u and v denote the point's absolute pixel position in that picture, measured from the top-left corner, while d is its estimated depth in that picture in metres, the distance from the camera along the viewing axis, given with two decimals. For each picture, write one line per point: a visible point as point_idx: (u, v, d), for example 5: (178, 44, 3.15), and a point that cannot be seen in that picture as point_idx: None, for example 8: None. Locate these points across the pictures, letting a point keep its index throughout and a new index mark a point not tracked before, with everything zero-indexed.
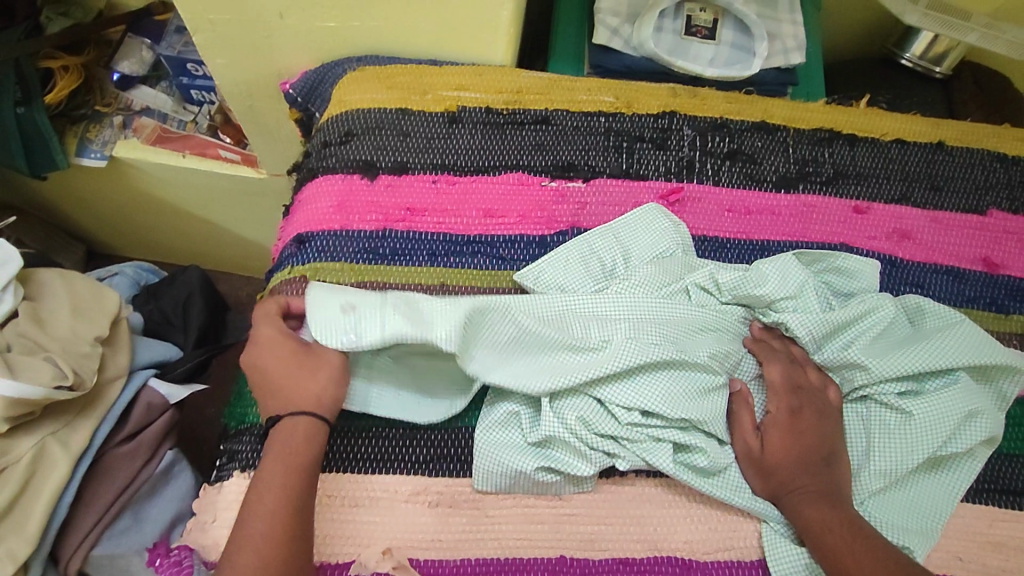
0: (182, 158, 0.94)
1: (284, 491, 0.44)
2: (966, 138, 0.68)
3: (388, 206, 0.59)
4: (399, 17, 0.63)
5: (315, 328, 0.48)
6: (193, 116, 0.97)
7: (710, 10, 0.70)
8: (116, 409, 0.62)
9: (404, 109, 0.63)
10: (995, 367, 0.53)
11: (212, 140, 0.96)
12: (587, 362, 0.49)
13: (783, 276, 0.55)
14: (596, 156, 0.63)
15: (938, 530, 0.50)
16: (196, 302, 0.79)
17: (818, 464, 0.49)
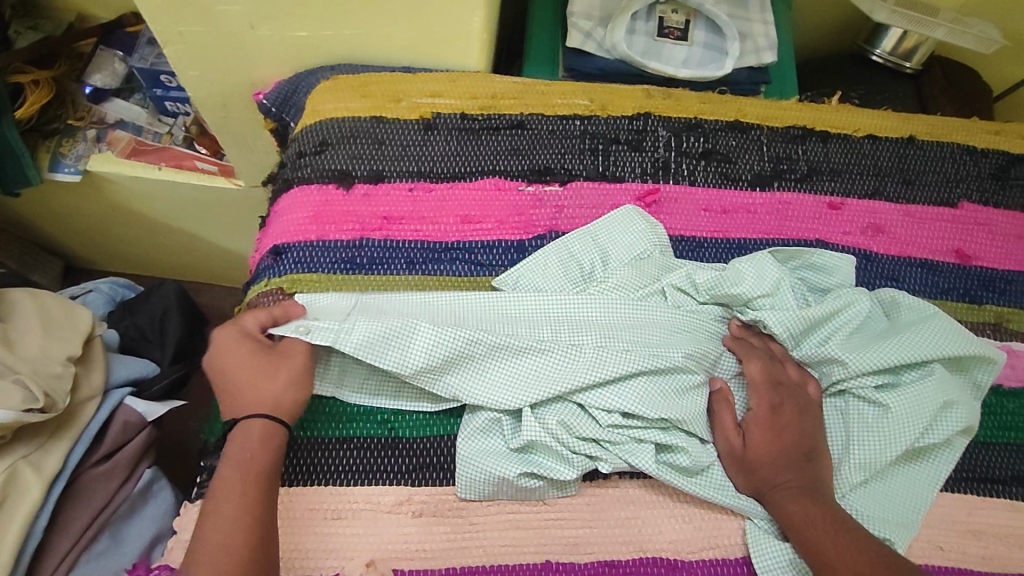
0: (157, 170, 0.93)
1: (248, 504, 0.44)
2: (935, 133, 0.69)
3: (365, 215, 0.59)
4: (372, 25, 0.63)
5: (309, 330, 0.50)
6: (169, 128, 0.96)
7: (682, 11, 0.71)
8: (91, 428, 0.61)
9: (379, 117, 0.63)
10: (971, 357, 0.54)
11: (188, 152, 0.95)
12: (563, 367, 0.49)
13: (760, 273, 0.55)
14: (572, 159, 0.64)
15: (919, 520, 0.51)
16: (173, 317, 0.78)
17: (799, 459, 0.50)
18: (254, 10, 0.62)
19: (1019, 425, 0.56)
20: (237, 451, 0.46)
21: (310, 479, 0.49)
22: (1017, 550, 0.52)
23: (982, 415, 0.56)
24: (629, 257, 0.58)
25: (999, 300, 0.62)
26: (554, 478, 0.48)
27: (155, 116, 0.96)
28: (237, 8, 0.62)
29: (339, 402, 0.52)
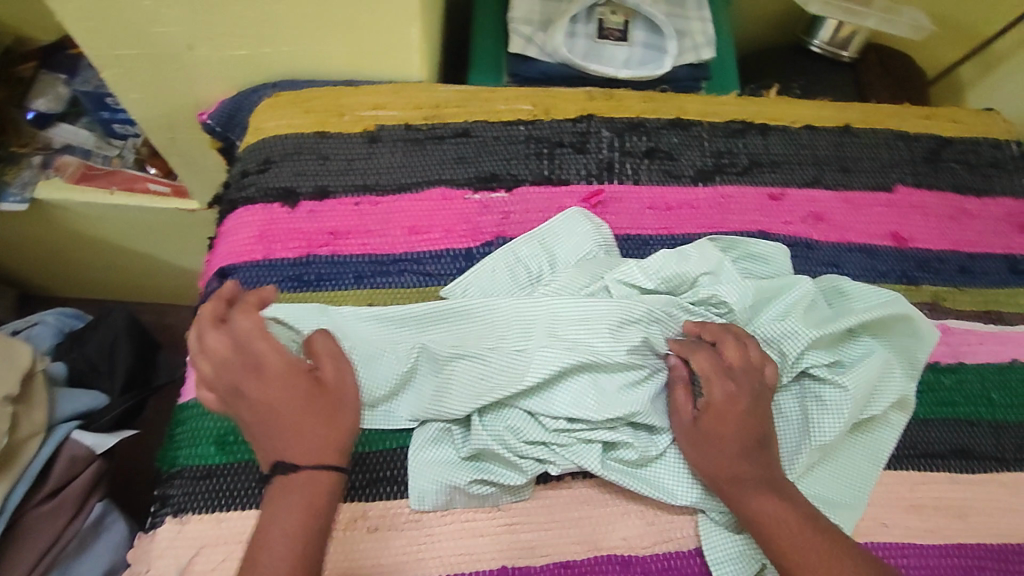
0: (108, 195, 0.91)
1: (302, 555, 0.41)
2: (872, 120, 0.71)
3: (310, 231, 0.59)
4: (310, 40, 0.62)
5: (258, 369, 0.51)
6: (118, 151, 0.95)
7: (621, 12, 0.72)
8: (33, 467, 0.61)
9: (322, 132, 0.63)
10: (900, 324, 0.57)
11: (139, 173, 0.94)
12: (508, 376, 0.50)
13: (704, 254, 0.57)
14: (517, 164, 0.64)
15: (864, 500, 0.53)
16: (123, 347, 0.78)
17: (754, 449, 0.49)
18: (191, 30, 0.61)
19: (956, 400, 0.59)
20: (296, 499, 0.43)
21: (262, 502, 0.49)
22: (958, 520, 0.54)
23: (920, 393, 0.59)
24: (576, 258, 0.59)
25: (935, 280, 0.64)
26: (502, 484, 0.50)
27: (104, 139, 0.95)
28: (173, 30, 0.61)
29: None
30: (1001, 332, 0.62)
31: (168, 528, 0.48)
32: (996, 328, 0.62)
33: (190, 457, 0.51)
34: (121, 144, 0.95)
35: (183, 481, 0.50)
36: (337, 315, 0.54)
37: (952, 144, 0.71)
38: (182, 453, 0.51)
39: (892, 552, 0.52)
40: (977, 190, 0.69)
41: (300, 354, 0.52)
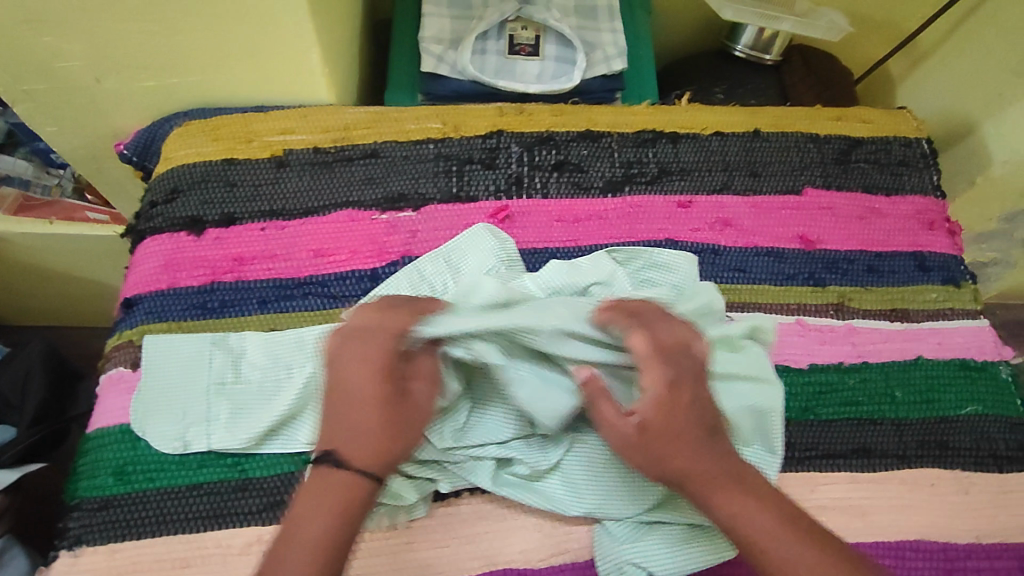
0: (48, 224, 0.88)
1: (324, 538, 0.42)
2: (781, 124, 0.72)
3: (216, 258, 0.60)
4: (215, 69, 0.62)
5: (151, 432, 0.53)
6: (58, 180, 0.95)
7: (532, 27, 0.72)
8: None
9: (229, 159, 0.63)
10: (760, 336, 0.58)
11: (78, 202, 0.93)
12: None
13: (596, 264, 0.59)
14: (425, 183, 0.65)
15: None
16: (36, 379, 0.77)
17: (705, 435, 0.47)
18: (94, 65, 0.60)
19: (859, 400, 0.60)
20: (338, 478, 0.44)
21: (160, 530, 0.51)
22: (855, 519, 0.56)
23: (825, 395, 0.60)
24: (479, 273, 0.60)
25: (842, 281, 0.65)
26: (398, 504, 0.51)
27: (43, 169, 0.96)
28: (76, 65, 0.60)
29: (185, 451, 0.53)
30: (906, 330, 0.64)
31: (64, 561, 0.50)
32: (901, 326, 0.64)
33: (88, 489, 0.52)
34: (62, 174, 0.95)
35: (81, 514, 0.51)
36: (229, 343, 0.56)
37: (863, 144, 0.71)
38: (82, 484, 0.52)
39: None
40: (887, 189, 0.70)
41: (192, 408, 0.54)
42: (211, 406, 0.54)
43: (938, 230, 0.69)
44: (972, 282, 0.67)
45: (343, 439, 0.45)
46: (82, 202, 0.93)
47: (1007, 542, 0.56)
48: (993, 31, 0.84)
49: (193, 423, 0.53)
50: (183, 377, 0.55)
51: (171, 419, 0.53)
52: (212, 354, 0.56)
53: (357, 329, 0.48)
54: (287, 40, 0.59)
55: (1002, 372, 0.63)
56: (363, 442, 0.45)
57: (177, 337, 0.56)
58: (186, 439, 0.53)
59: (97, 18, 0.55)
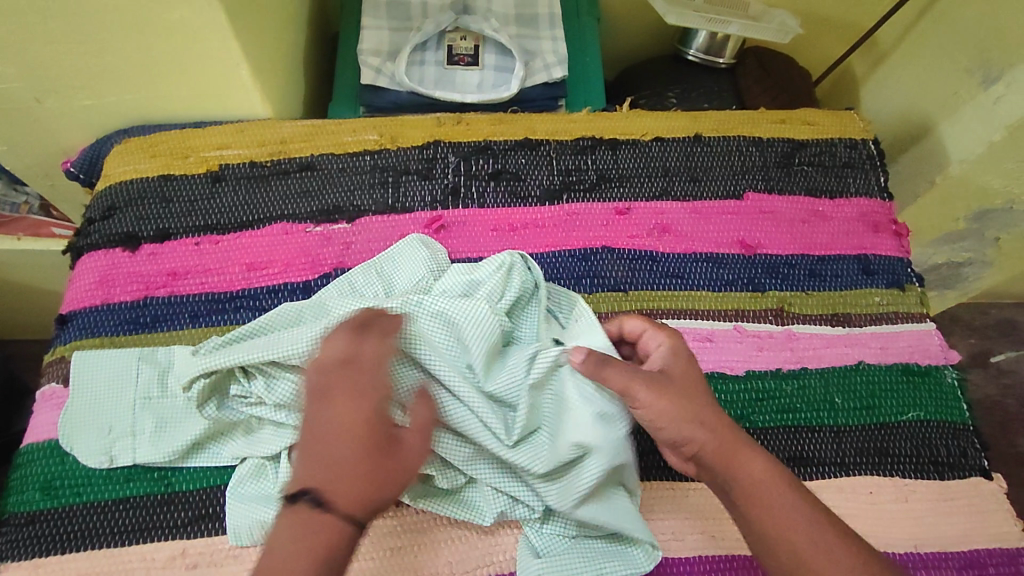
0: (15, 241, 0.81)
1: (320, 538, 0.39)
2: (723, 127, 0.71)
3: (150, 273, 0.60)
4: (151, 85, 0.64)
5: (77, 447, 0.52)
6: (25, 198, 0.88)
7: (471, 38, 0.75)
8: None
9: (166, 175, 0.64)
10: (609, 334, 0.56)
11: (46, 218, 0.88)
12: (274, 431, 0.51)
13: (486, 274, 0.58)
14: (361, 194, 0.65)
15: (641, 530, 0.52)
16: None
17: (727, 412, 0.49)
18: (33, 85, 0.62)
19: (797, 407, 0.59)
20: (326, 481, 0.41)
21: (85, 545, 0.50)
22: None
23: (761, 403, 0.58)
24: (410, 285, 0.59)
25: (783, 286, 0.64)
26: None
27: (10, 185, 0.88)
28: (15, 86, 0.62)
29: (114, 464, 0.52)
30: (848, 334, 0.62)
31: None
32: (843, 331, 0.63)
33: (17, 503, 0.51)
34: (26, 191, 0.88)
35: (10, 529, 0.50)
36: (158, 356, 0.56)
37: (806, 147, 0.71)
38: (11, 500, 0.51)
39: (718, 565, 0.52)
40: (830, 191, 0.69)
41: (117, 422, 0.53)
42: (138, 418, 0.53)
43: (884, 232, 0.68)
44: (917, 285, 0.66)
45: (322, 473, 0.40)
46: (49, 218, 0.87)
47: (948, 551, 0.54)
48: (946, 30, 0.83)
49: (118, 437, 0.53)
50: (111, 391, 0.54)
51: (98, 434, 0.53)
52: (137, 368, 0.55)
53: (360, 352, 0.45)
54: (215, 53, 0.60)
55: (948, 377, 0.62)
56: (365, 486, 0.40)
57: (107, 351, 0.56)
58: (111, 452, 0.52)
59: (27, 39, 0.57)
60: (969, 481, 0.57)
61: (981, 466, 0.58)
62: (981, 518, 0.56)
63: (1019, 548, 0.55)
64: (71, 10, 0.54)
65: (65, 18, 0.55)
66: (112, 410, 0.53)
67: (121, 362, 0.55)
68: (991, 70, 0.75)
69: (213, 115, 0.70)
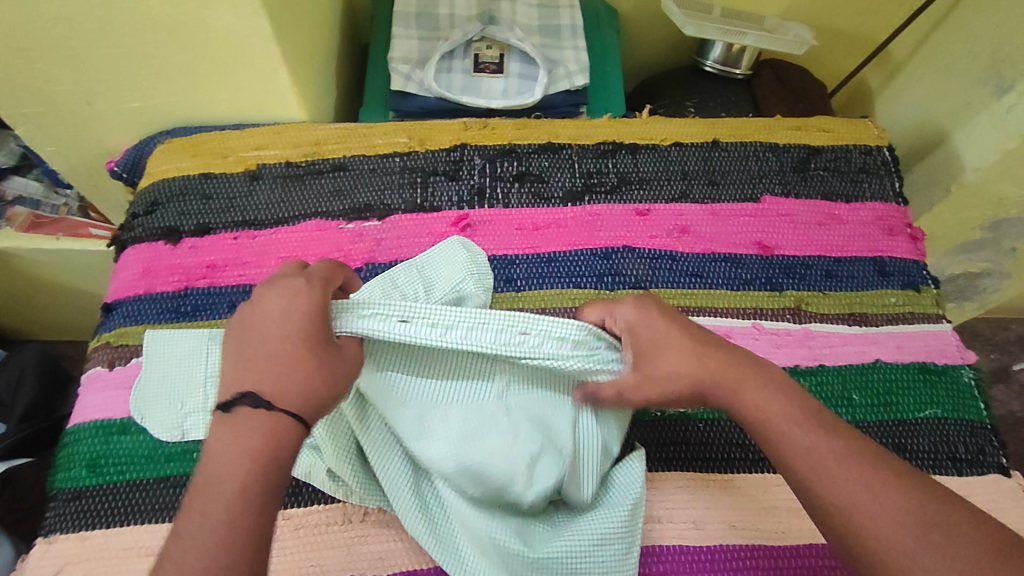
0: (56, 241, 0.85)
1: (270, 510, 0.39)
2: (739, 134, 0.73)
3: (190, 265, 0.63)
4: (193, 88, 0.68)
5: (150, 423, 0.55)
6: (66, 201, 0.91)
7: (496, 47, 0.78)
8: None
9: (207, 174, 0.68)
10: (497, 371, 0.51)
11: (84, 220, 0.89)
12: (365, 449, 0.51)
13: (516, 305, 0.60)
14: (391, 193, 0.68)
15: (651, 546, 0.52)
16: (28, 379, 0.83)
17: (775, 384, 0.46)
18: (86, 88, 0.66)
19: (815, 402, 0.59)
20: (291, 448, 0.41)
21: (127, 520, 0.51)
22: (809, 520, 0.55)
23: None
24: (450, 289, 0.61)
25: (800, 285, 0.66)
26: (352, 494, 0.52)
27: (52, 189, 0.92)
28: (68, 88, 0.66)
29: (158, 445, 0.54)
30: (864, 333, 0.64)
31: (38, 549, 0.51)
32: (859, 330, 0.64)
33: (65, 479, 0.53)
34: (69, 194, 0.91)
35: (57, 504, 0.52)
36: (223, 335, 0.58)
37: (822, 153, 0.73)
38: (59, 476, 0.54)
39: (738, 554, 0.53)
40: (846, 196, 0.71)
41: (188, 401, 0.55)
42: (208, 395, 0.55)
43: (899, 235, 0.70)
44: (933, 286, 0.67)
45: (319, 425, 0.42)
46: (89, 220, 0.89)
47: None
48: (959, 42, 0.85)
49: (188, 412, 0.55)
50: (176, 370, 0.56)
51: (169, 411, 0.55)
52: (207, 347, 0.57)
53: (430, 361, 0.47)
54: (255, 56, 0.64)
55: (965, 376, 0.63)
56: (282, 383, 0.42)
57: (177, 331, 0.58)
58: (184, 427, 0.54)
59: (83, 43, 0.60)
60: (987, 477, 0.58)
61: (999, 463, 0.59)
62: (999, 515, 0.56)
63: None
64: (126, 14, 0.58)
65: (119, 22, 0.59)
66: (178, 390, 0.55)
67: (190, 341, 0.57)
68: (1004, 80, 0.76)
69: (250, 118, 0.74)
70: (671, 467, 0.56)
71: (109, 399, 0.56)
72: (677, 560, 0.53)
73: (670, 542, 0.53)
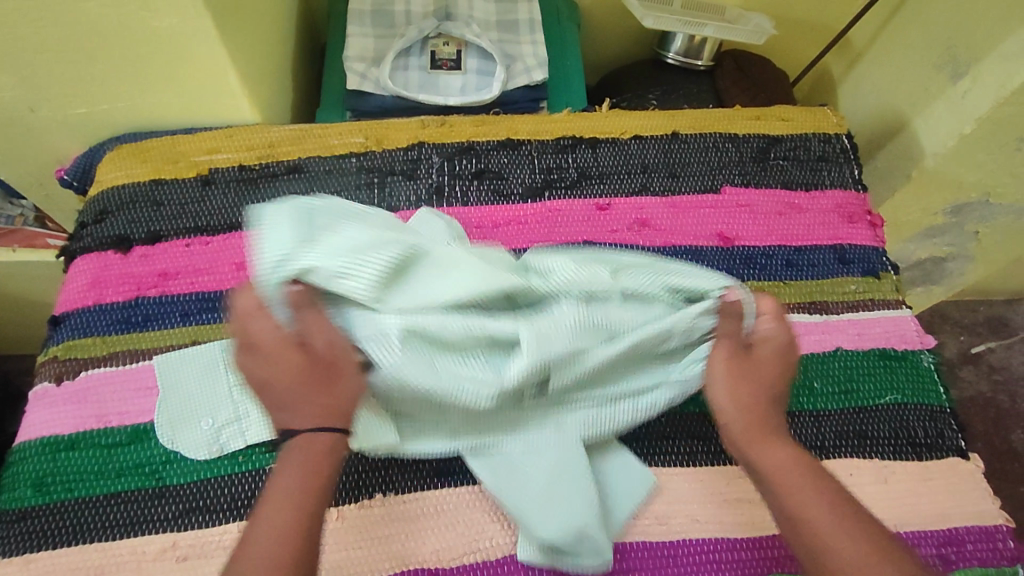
0: (11, 254, 0.82)
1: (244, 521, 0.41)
2: (699, 125, 0.73)
3: (142, 274, 0.62)
4: (140, 92, 0.66)
5: (180, 446, 0.54)
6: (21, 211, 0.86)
7: (453, 43, 0.77)
8: None
9: (157, 180, 0.66)
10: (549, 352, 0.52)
11: (40, 231, 0.86)
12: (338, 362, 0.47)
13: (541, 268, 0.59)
14: (348, 194, 0.66)
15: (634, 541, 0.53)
16: None
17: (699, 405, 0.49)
18: (26, 94, 0.64)
19: None
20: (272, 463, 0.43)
21: (75, 540, 0.50)
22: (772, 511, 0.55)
23: None
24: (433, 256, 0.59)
25: (760, 276, 0.66)
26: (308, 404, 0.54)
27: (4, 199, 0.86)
28: (8, 95, 0.64)
29: (108, 460, 0.53)
30: (825, 321, 0.64)
31: None
32: (821, 319, 0.64)
33: (10, 500, 0.52)
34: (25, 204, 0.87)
35: (2, 526, 0.51)
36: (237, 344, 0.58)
37: (781, 143, 0.73)
38: (3, 497, 0.52)
39: (701, 548, 0.53)
40: (806, 184, 0.71)
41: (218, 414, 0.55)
42: (238, 405, 0.55)
43: (859, 223, 0.70)
44: (892, 272, 0.68)
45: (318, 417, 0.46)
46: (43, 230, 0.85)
47: (928, 530, 0.55)
48: (916, 28, 0.85)
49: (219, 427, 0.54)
50: (196, 385, 0.56)
51: (197, 429, 0.54)
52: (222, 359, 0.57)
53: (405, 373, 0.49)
54: (202, 58, 0.62)
55: (924, 360, 0.63)
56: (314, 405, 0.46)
57: (188, 349, 0.58)
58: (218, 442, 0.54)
59: (19, 49, 0.58)
60: (947, 461, 0.58)
61: (958, 447, 0.59)
62: (958, 497, 0.57)
63: (997, 525, 0.56)
64: (61, 18, 0.56)
65: (56, 26, 0.57)
66: (198, 404, 0.55)
67: (207, 355, 0.57)
68: (959, 65, 0.77)
69: (203, 121, 0.72)
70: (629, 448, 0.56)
71: (56, 415, 0.55)
72: (641, 557, 0.52)
73: (632, 539, 0.53)
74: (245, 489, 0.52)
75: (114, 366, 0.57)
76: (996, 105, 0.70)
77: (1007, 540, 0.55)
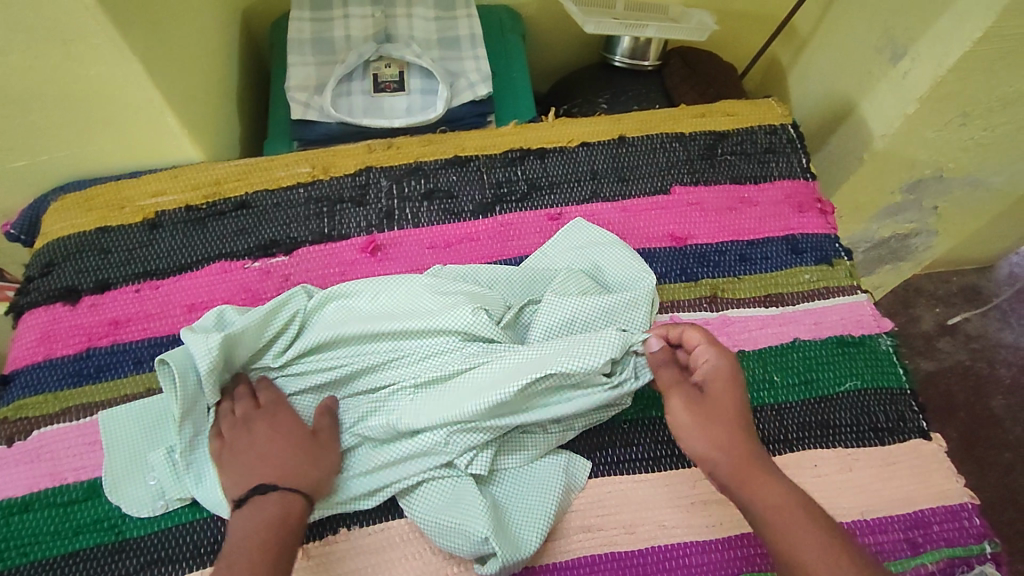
0: None
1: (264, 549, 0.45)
2: (645, 127, 0.74)
3: (92, 324, 0.61)
4: (80, 139, 0.66)
5: (134, 498, 0.52)
6: None
7: (395, 64, 0.78)
8: None
9: (103, 227, 0.65)
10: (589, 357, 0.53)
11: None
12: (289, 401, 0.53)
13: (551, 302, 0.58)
14: (297, 225, 0.66)
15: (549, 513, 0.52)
16: None
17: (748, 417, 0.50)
18: None
19: None
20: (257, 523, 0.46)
21: None
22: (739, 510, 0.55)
23: None
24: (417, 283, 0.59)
25: (714, 273, 0.66)
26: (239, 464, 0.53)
27: None
28: None
29: (65, 519, 0.52)
30: (782, 314, 0.64)
31: None
32: (776, 311, 0.64)
33: None
34: None
35: None
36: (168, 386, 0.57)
37: (728, 138, 0.73)
38: None
39: (670, 553, 0.53)
40: (755, 177, 0.71)
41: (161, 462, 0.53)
42: None
43: (810, 211, 0.70)
44: (846, 259, 0.68)
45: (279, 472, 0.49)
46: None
47: (895, 514, 0.55)
48: (854, 12, 0.86)
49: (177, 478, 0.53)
50: (151, 434, 0.55)
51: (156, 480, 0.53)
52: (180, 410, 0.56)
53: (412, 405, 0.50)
54: (136, 101, 0.62)
55: (882, 344, 0.63)
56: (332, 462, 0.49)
57: (143, 399, 0.57)
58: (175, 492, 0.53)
59: None
60: (910, 443, 0.59)
61: (920, 427, 0.60)
62: (923, 478, 0.57)
63: (962, 503, 0.56)
64: None
65: None
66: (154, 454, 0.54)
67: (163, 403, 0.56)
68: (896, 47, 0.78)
69: (149, 164, 0.72)
70: (592, 460, 0.56)
71: (8, 478, 0.54)
72: (608, 567, 0.52)
73: (601, 550, 0.53)
74: (206, 537, 0.52)
75: (67, 422, 0.56)
76: (934, 83, 0.70)
77: (974, 518, 0.56)
